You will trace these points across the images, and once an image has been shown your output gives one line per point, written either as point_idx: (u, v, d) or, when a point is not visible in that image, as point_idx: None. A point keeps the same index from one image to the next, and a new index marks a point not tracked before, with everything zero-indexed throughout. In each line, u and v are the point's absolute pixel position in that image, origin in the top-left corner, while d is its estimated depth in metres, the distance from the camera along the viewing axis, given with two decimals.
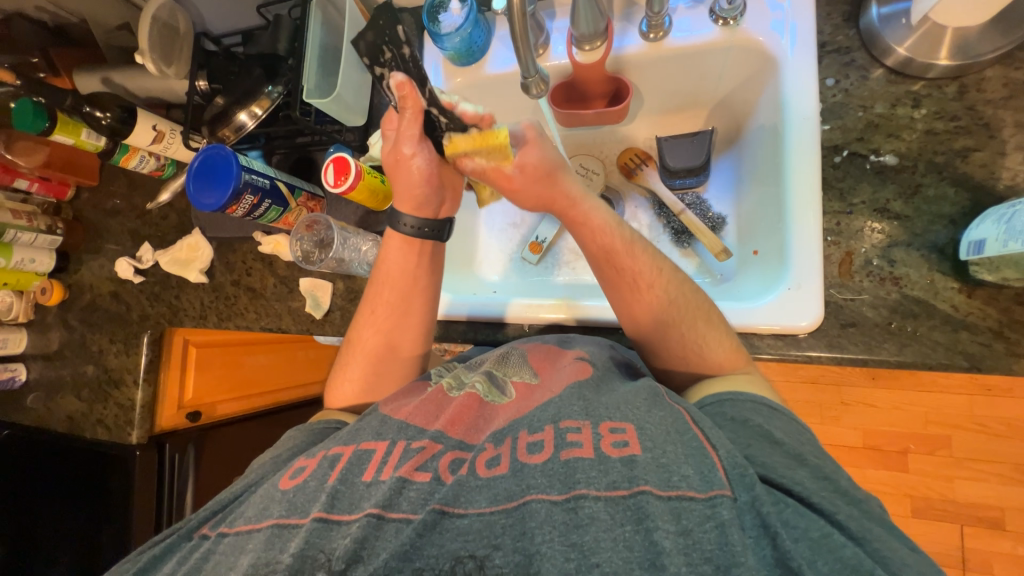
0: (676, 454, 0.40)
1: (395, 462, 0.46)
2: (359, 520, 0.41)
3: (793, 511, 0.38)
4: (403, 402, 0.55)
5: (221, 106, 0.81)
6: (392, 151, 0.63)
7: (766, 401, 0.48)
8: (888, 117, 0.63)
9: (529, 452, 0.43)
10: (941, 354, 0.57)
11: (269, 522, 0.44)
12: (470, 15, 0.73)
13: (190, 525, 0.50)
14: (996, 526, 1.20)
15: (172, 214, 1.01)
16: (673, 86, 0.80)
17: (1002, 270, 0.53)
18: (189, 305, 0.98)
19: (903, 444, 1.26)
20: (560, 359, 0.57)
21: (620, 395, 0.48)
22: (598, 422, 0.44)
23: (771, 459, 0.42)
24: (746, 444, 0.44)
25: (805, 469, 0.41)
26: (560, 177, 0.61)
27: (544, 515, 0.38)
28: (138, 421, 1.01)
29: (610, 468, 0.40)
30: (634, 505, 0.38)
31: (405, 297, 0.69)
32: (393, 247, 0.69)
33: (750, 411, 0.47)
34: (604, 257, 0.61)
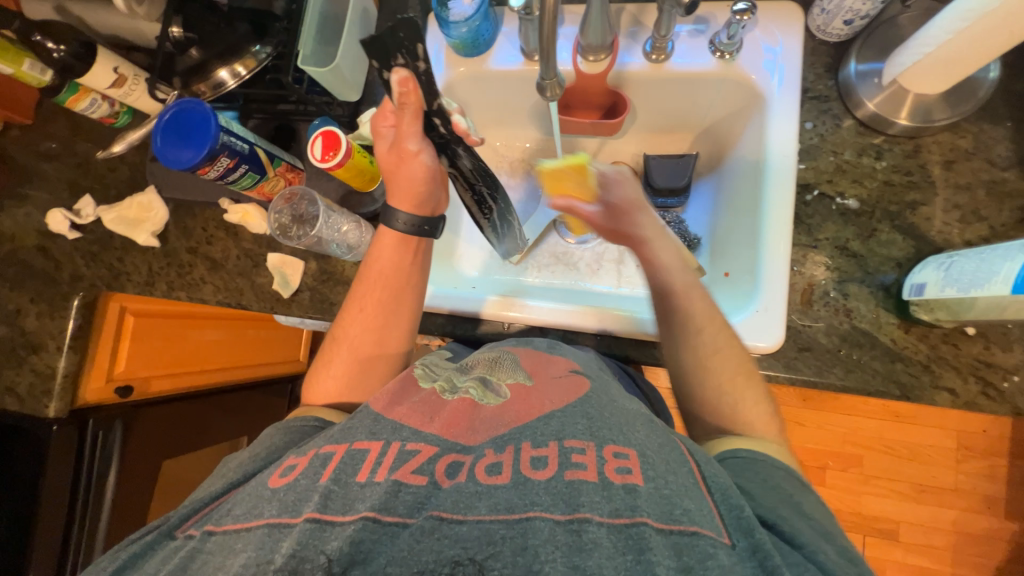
0: (677, 486, 0.42)
1: (389, 464, 0.46)
2: (355, 522, 0.41)
3: (811, 572, 0.40)
4: (398, 398, 0.54)
5: (198, 58, 0.75)
6: (393, 149, 0.64)
7: (798, 474, 0.50)
8: (854, 165, 0.70)
9: (533, 467, 0.44)
10: (878, 381, 0.64)
11: (258, 523, 0.43)
12: (481, 8, 0.73)
13: (171, 522, 0.48)
14: (892, 537, 1.35)
15: (123, 168, 0.91)
16: (665, 107, 0.84)
17: (936, 311, 0.60)
18: (134, 269, 0.90)
19: (824, 461, 1.38)
20: (555, 368, 0.59)
21: (622, 415, 0.50)
22: (603, 445, 0.45)
23: (791, 520, 0.44)
24: (770, 506, 0.45)
25: (817, 530, 0.44)
26: (638, 215, 0.67)
27: (547, 534, 0.39)
28: (56, 393, 0.91)
29: (614, 495, 0.41)
30: (636, 534, 0.39)
31: (396, 294, 0.68)
32: (386, 244, 0.67)
33: (782, 478, 0.48)
34: (659, 293, 0.65)
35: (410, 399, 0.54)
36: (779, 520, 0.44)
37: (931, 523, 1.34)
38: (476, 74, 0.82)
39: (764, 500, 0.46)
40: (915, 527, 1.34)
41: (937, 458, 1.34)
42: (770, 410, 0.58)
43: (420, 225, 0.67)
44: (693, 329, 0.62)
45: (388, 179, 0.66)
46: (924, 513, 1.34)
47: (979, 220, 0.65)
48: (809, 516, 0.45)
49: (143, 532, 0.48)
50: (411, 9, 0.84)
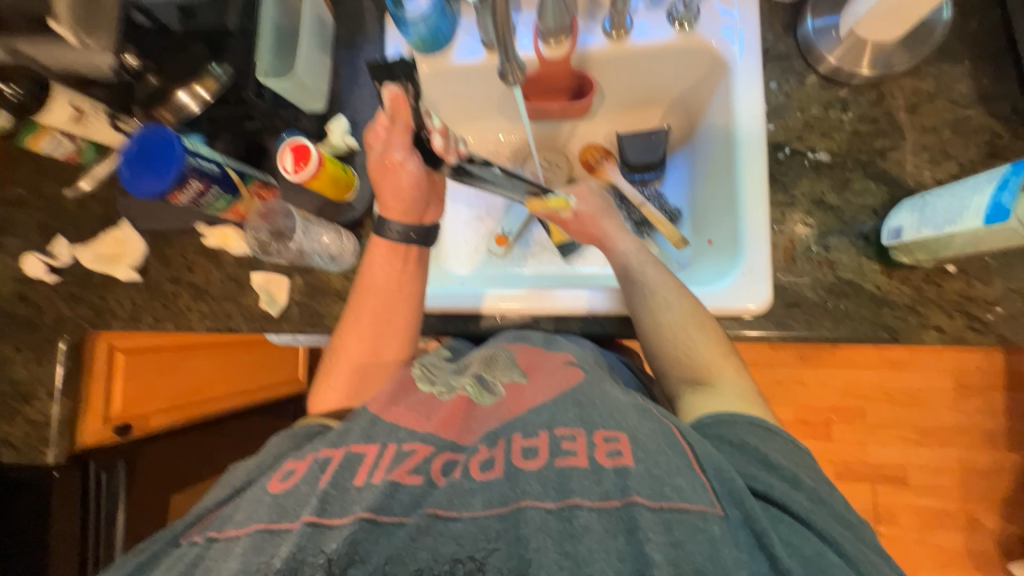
0: (669, 465, 0.42)
1: (386, 465, 0.46)
2: (351, 524, 0.42)
3: (788, 528, 0.42)
4: (395, 400, 0.53)
5: (158, 86, 0.74)
6: (380, 159, 0.63)
7: (761, 422, 0.51)
8: (822, 119, 0.70)
9: (524, 457, 0.44)
10: (867, 327, 0.65)
11: (262, 530, 0.43)
12: (437, 5, 0.73)
13: (176, 531, 0.48)
14: (901, 482, 1.37)
15: (93, 204, 0.90)
16: (633, 84, 0.84)
17: (915, 253, 0.61)
18: (117, 306, 0.88)
19: (827, 417, 1.40)
20: (552, 360, 0.58)
21: (612, 402, 0.49)
22: (592, 430, 0.46)
23: (773, 483, 0.45)
24: (743, 467, 0.47)
25: (806, 495, 0.45)
26: (602, 217, 0.73)
27: (539, 523, 0.40)
28: (53, 439, 0.89)
29: (604, 479, 0.42)
30: (626, 515, 0.39)
31: (391, 303, 0.67)
32: (378, 254, 0.67)
33: (747, 433, 0.50)
34: (622, 273, 0.69)
35: (407, 400, 0.54)
36: (756, 480, 0.45)
37: (938, 464, 1.36)
38: (441, 70, 0.81)
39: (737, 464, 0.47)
40: (923, 470, 1.37)
41: (935, 400, 1.37)
42: (728, 352, 0.61)
43: (419, 234, 0.68)
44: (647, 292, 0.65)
45: (378, 189, 0.66)
46: (930, 455, 1.37)
47: (947, 158, 0.66)
48: (797, 483, 0.46)
49: (147, 543, 0.48)
50: (367, 11, 0.84)
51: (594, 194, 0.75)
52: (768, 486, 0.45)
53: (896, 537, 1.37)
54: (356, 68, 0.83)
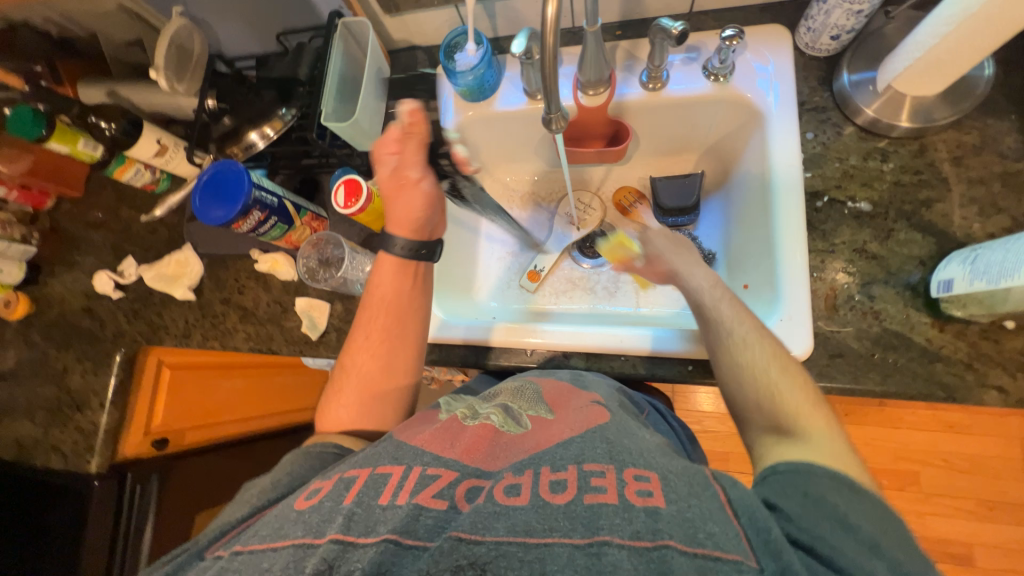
0: (701, 510, 0.41)
1: (411, 487, 0.46)
2: (377, 544, 0.41)
3: None
4: (418, 428, 0.54)
5: (230, 125, 0.82)
6: (394, 176, 0.69)
7: (848, 479, 0.45)
8: (861, 169, 0.71)
9: (552, 491, 0.43)
10: (919, 384, 0.61)
11: (283, 544, 0.43)
12: (486, 57, 0.79)
13: (200, 545, 0.49)
14: (966, 562, 1.23)
15: (162, 229, 0.98)
16: (668, 132, 0.87)
17: (969, 306, 0.58)
18: (172, 323, 0.95)
19: (876, 480, 1.30)
20: (576, 398, 0.58)
21: (642, 443, 0.49)
22: (622, 467, 0.45)
23: (847, 548, 0.40)
24: (812, 523, 0.42)
25: (886, 564, 0.40)
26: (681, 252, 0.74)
27: (565, 559, 0.38)
28: (99, 446, 0.94)
29: (634, 517, 0.40)
30: (659, 557, 0.37)
31: (398, 321, 0.70)
32: (386, 271, 0.70)
33: (829, 487, 0.44)
34: (695, 309, 0.66)
35: (432, 425, 0.55)
36: (823, 544, 0.40)
37: (1008, 544, 1.22)
38: (485, 116, 0.87)
39: (807, 521, 0.42)
40: (991, 550, 1.23)
41: (1001, 470, 1.25)
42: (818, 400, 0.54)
43: (412, 249, 0.70)
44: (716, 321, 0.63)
45: (389, 205, 0.70)
46: (998, 533, 1.23)
47: (998, 211, 0.65)
48: (855, 529, 0.42)
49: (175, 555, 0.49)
50: (420, 64, 0.92)
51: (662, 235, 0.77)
52: (837, 552, 0.40)
53: None
54: None
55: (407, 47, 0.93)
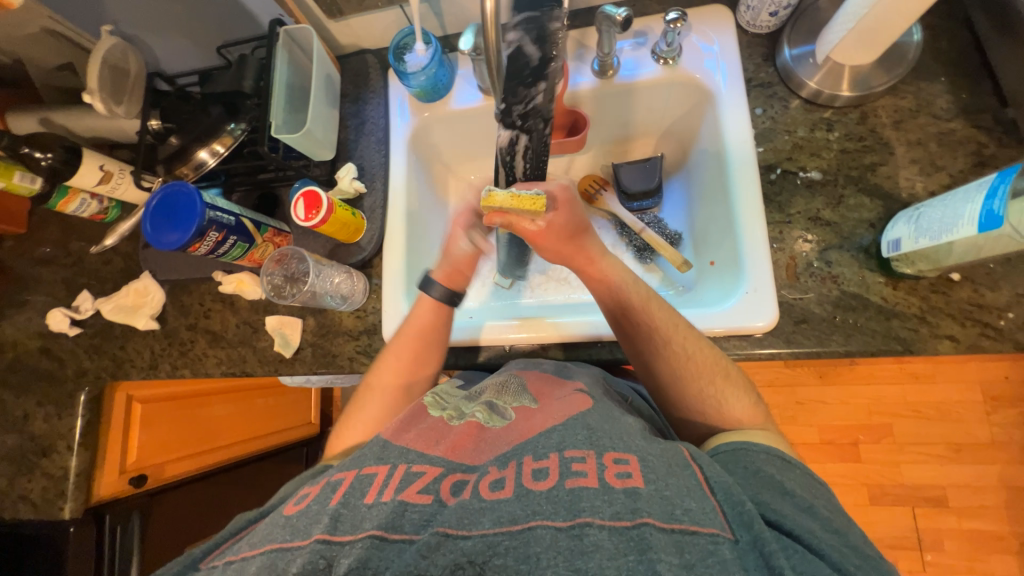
0: (679, 487, 0.42)
1: (395, 485, 0.46)
2: (362, 540, 0.41)
3: (800, 556, 0.40)
4: (406, 426, 0.54)
5: (178, 145, 0.79)
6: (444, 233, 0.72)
7: (779, 453, 0.51)
8: (809, 140, 0.73)
9: (534, 479, 0.43)
10: (878, 340, 0.64)
11: (271, 548, 0.43)
12: (435, 56, 0.79)
13: (194, 556, 0.48)
14: (941, 504, 1.30)
15: (116, 258, 0.94)
16: (625, 118, 0.88)
17: (917, 263, 0.61)
18: (137, 355, 0.91)
19: (854, 436, 1.36)
20: (561, 389, 0.58)
21: (622, 427, 0.50)
22: (601, 452, 0.45)
23: (784, 507, 0.44)
24: (756, 490, 0.46)
25: (820, 523, 0.44)
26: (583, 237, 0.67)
27: (548, 541, 0.38)
28: (71, 492, 0.90)
29: (615, 499, 0.40)
30: (638, 536, 0.38)
31: (429, 350, 0.72)
32: (424, 309, 0.73)
33: (765, 461, 0.50)
34: (621, 312, 0.67)
35: (419, 425, 0.54)
36: (766, 507, 0.44)
37: (978, 481, 1.30)
38: (442, 116, 0.87)
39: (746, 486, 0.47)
40: (962, 489, 1.30)
41: (965, 413, 1.32)
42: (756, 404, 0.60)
43: (450, 294, 0.73)
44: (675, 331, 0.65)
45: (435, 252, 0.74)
46: (968, 472, 1.30)
47: (937, 170, 0.68)
48: (806, 503, 0.45)
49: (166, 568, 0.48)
50: (372, 67, 0.90)
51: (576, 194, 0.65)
52: (781, 514, 0.43)
53: (943, 565, 1.29)
54: (362, 118, 0.88)
55: (357, 51, 0.92)
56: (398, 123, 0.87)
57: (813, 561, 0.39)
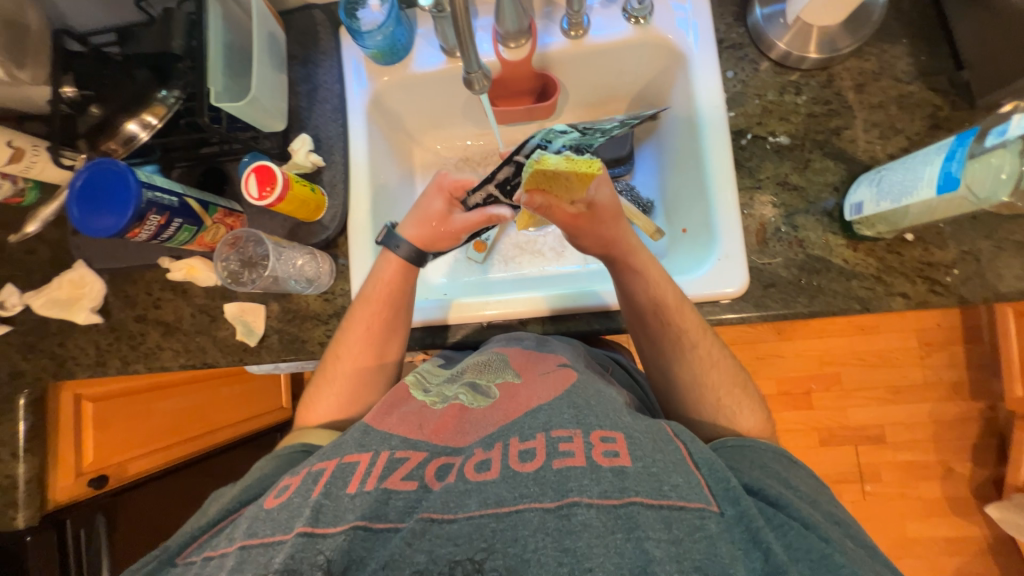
0: (665, 463, 0.43)
1: (378, 474, 0.45)
2: (345, 532, 0.40)
3: (794, 532, 0.42)
4: (388, 409, 0.53)
5: (100, 116, 0.70)
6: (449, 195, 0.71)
7: (784, 451, 0.53)
8: (778, 104, 0.73)
9: (521, 460, 0.43)
10: (840, 301, 0.67)
11: (254, 544, 0.41)
12: (392, 12, 0.72)
13: (169, 551, 0.47)
14: (880, 440, 1.44)
15: (43, 247, 0.84)
16: (596, 81, 0.85)
17: (877, 226, 0.64)
18: (81, 352, 0.84)
19: (807, 386, 1.46)
20: (543, 363, 0.58)
21: (607, 402, 0.50)
22: (589, 430, 0.46)
23: (791, 499, 0.46)
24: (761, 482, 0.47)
25: (821, 513, 0.47)
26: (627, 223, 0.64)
27: (537, 523, 0.39)
28: (23, 501, 0.85)
29: (602, 477, 0.41)
30: (625, 514, 0.39)
31: (398, 313, 0.69)
32: (391, 268, 0.69)
33: (772, 459, 0.52)
34: (654, 308, 0.64)
35: (401, 409, 0.53)
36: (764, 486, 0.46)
37: (912, 418, 1.44)
38: (402, 80, 0.81)
39: (749, 472, 0.49)
40: (899, 427, 1.44)
41: (904, 359, 1.44)
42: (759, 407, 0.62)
43: (417, 254, 0.69)
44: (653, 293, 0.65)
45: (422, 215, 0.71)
46: (904, 411, 1.44)
47: (896, 133, 0.70)
48: None
49: (143, 563, 0.47)
50: (320, 25, 0.82)
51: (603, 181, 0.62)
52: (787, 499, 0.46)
53: (880, 494, 1.44)
54: (314, 84, 0.81)
55: (302, 6, 0.82)
56: (355, 88, 0.80)
57: (807, 536, 0.42)
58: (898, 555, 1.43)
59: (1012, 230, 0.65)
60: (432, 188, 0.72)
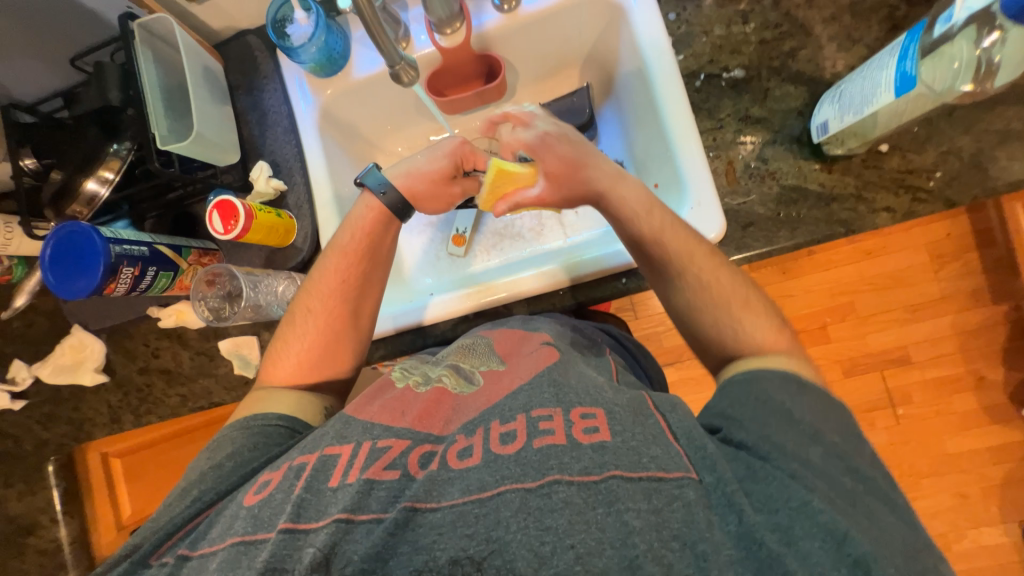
0: (645, 436, 0.44)
1: (361, 464, 0.45)
2: (328, 526, 0.40)
3: (776, 483, 0.42)
4: (368, 400, 0.53)
5: (61, 179, 0.70)
6: (462, 150, 0.71)
7: (793, 376, 0.51)
8: (727, 37, 0.70)
9: (502, 443, 0.44)
10: (823, 227, 0.65)
11: (238, 542, 0.42)
12: (320, 22, 0.71)
13: (144, 551, 0.47)
14: (905, 361, 1.41)
15: (39, 318, 0.86)
16: (542, 51, 0.83)
17: (847, 141, 0.62)
18: (94, 413, 0.86)
19: (821, 319, 1.43)
20: (526, 344, 0.58)
21: (587, 380, 0.50)
22: (568, 409, 0.46)
23: (789, 439, 0.45)
24: (762, 424, 0.46)
25: (824, 449, 0.45)
26: (582, 168, 0.65)
27: (518, 504, 0.39)
28: (71, 561, 0.90)
29: (583, 455, 0.42)
30: (605, 489, 0.40)
31: (371, 266, 0.68)
32: (364, 216, 0.68)
33: (779, 387, 0.49)
34: (639, 245, 0.63)
35: (383, 396, 0.53)
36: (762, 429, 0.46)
37: (934, 334, 1.40)
38: (347, 89, 0.80)
39: (752, 423, 0.47)
40: (922, 345, 1.41)
41: (917, 276, 1.40)
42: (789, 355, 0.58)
43: (403, 205, 0.69)
44: (615, 213, 0.64)
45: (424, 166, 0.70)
46: (924, 328, 1.41)
47: (855, 43, 0.67)
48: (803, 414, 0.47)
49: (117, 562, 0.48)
50: (256, 49, 0.81)
51: (558, 140, 0.66)
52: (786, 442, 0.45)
53: (914, 416, 1.41)
54: (262, 109, 0.80)
55: (235, 34, 0.82)
56: (301, 106, 0.79)
57: (790, 486, 0.42)
58: (941, 473, 1.40)
59: (992, 120, 0.62)
60: (444, 150, 0.71)
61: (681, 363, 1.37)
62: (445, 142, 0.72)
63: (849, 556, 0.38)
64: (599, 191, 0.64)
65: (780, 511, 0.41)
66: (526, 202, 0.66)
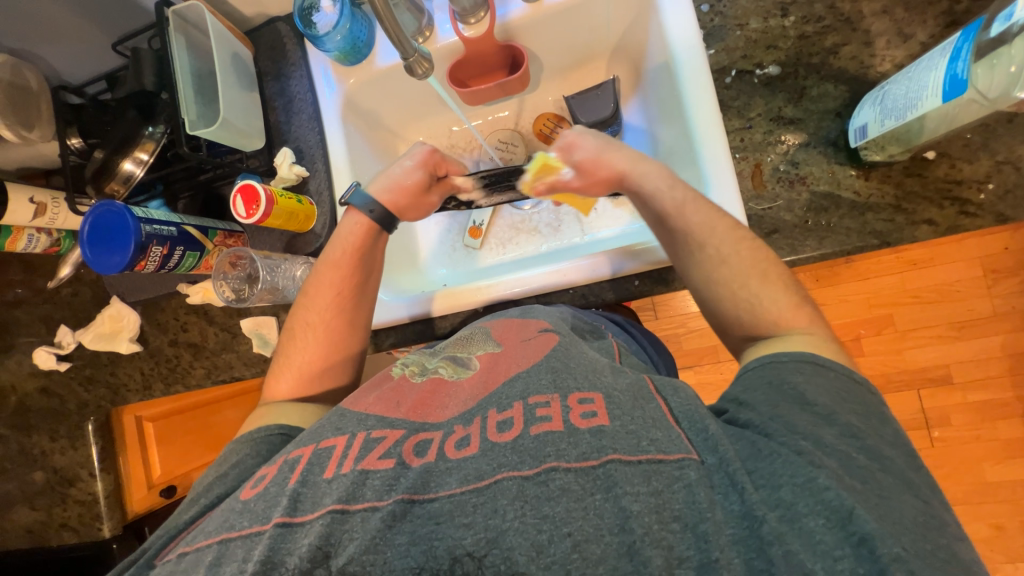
0: (645, 420, 0.43)
1: (355, 454, 0.46)
2: (323, 518, 0.41)
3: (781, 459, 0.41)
4: (364, 394, 0.54)
5: (101, 158, 0.73)
6: (433, 160, 0.75)
7: (811, 358, 0.48)
8: (764, 31, 0.66)
9: (499, 431, 0.44)
10: (854, 238, 0.61)
11: (232, 537, 0.43)
12: (345, 10, 0.72)
13: (148, 556, 0.48)
14: (945, 382, 1.33)
15: (83, 288, 0.92)
16: (567, 42, 0.81)
17: (888, 148, 0.57)
18: (129, 379, 0.92)
19: (855, 332, 1.36)
20: (525, 331, 0.58)
21: (588, 363, 0.50)
22: (567, 394, 0.46)
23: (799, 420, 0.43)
24: (771, 407, 0.45)
25: (838, 430, 0.43)
26: (607, 154, 0.68)
27: (515, 492, 0.39)
28: (106, 513, 0.93)
29: (580, 440, 0.41)
30: (603, 474, 0.39)
31: (363, 277, 0.71)
32: (353, 230, 0.71)
33: (794, 371, 0.47)
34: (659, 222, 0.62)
35: (380, 388, 0.54)
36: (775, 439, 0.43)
37: (980, 354, 1.31)
38: (369, 78, 0.81)
39: (762, 406, 0.46)
40: (965, 365, 1.32)
41: (965, 291, 1.30)
42: None
43: (387, 216, 0.72)
44: (637, 190, 0.65)
45: (397, 177, 0.74)
46: (969, 347, 1.31)
47: (906, 39, 0.62)
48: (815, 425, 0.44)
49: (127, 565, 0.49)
50: (285, 36, 0.83)
51: (588, 136, 0.70)
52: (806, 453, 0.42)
53: (951, 439, 1.33)
54: (288, 96, 0.82)
55: (266, 21, 0.84)
56: (326, 95, 0.81)
57: (794, 462, 0.40)
58: (978, 503, 1.31)
59: None
60: (417, 159, 0.74)
61: (699, 368, 1.33)
62: (416, 152, 0.75)
63: (853, 533, 0.36)
64: (621, 172, 0.67)
65: (783, 487, 0.39)
66: (566, 188, 0.72)
